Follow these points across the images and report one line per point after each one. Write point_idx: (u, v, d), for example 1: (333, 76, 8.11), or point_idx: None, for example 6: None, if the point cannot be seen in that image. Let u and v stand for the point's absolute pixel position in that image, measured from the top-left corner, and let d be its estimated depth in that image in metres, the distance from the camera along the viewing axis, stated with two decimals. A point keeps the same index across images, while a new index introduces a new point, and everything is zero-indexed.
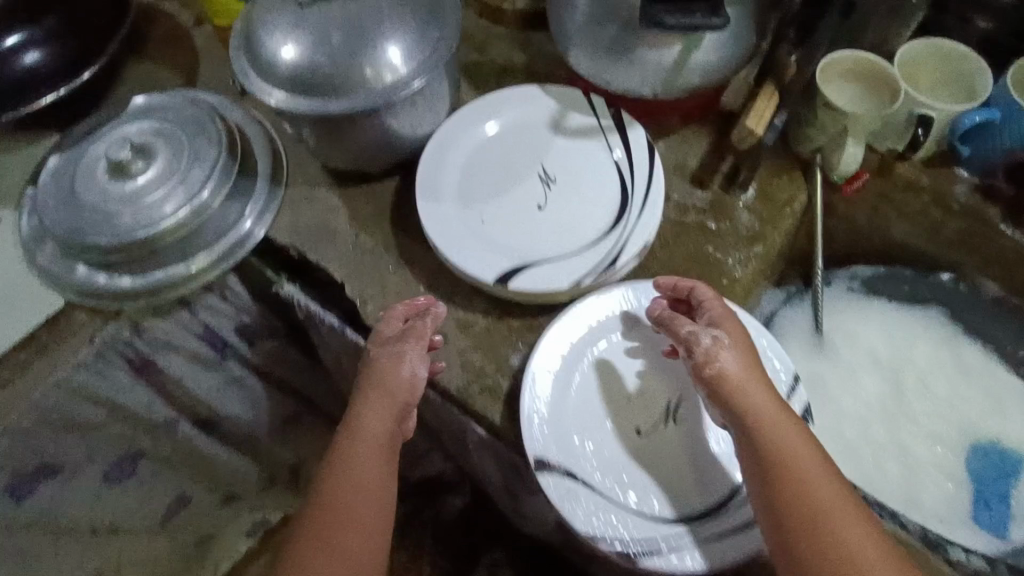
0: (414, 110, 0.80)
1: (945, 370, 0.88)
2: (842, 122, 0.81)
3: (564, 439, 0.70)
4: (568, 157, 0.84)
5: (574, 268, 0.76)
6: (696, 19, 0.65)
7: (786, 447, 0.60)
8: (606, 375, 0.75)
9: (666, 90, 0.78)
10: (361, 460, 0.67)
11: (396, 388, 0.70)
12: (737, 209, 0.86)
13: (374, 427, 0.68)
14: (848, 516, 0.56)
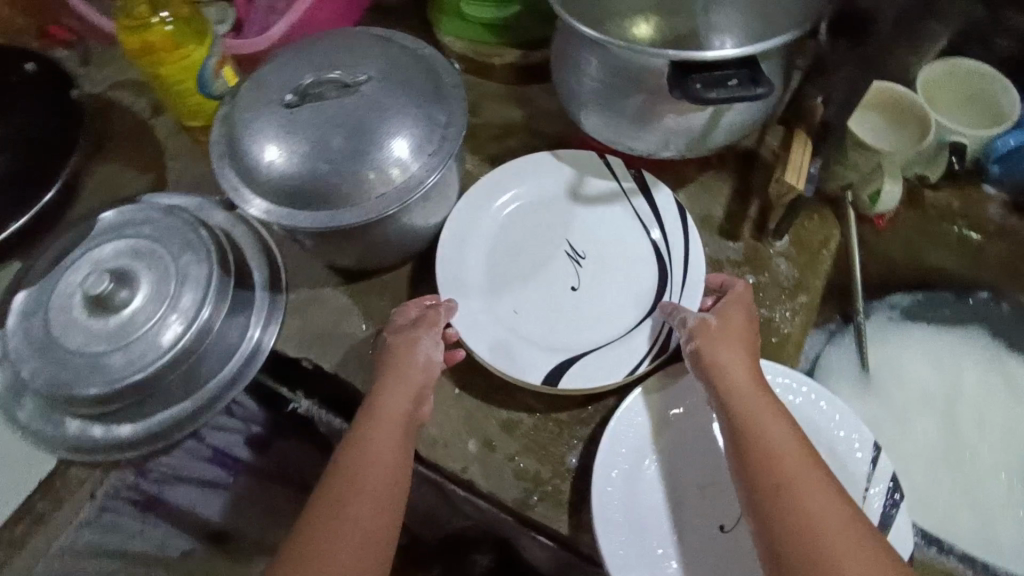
0: (427, 204, 0.73)
1: (998, 392, 0.87)
2: (875, 159, 0.79)
3: (646, 552, 0.65)
4: (594, 229, 0.79)
5: (626, 355, 0.70)
6: (737, 91, 0.60)
7: (764, 420, 0.58)
8: (675, 468, 0.69)
9: (693, 149, 0.74)
10: (379, 435, 0.62)
11: (414, 370, 0.67)
12: (773, 258, 0.81)
13: (388, 409, 0.64)
14: (822, 496, 0.53)
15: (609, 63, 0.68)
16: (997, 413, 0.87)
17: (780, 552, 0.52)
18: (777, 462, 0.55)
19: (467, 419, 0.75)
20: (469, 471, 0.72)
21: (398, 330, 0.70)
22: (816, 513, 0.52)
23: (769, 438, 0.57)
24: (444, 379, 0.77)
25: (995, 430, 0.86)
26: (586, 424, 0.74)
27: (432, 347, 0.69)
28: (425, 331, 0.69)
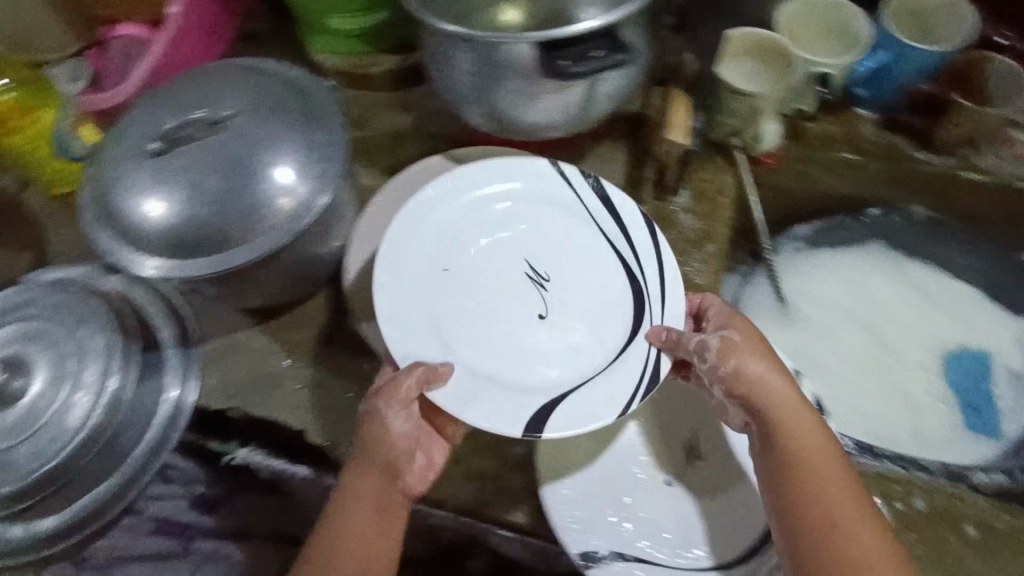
0: (326, 225, 0.71)
1: (901, 296, 0.94)
2: (751, 103, 0.79)
3: (599, 522, 0.66)
4: (554, 246, 0.68)
5: (614, 390, 0.60)
6: (602, 59, 0.63)
7: (799, 443, 0.59)
8: (618, 434, 0.72)
9: (579, 123, 0.75)
10: (351, 515, 0.60)
11: (386, 445, 0.62)
12: (677, 215, 0.84)
13: (369, 482, 0.61)
14: (852, 518, 0.57)
15: (476, 55, 0.67)
16: (905, 314, 0.92)
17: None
18: (815, 487, 0.57)
19: None
20: None
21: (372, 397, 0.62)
22: (848, 537, 0.56)
23: (806, 459, 0.59)
24: None
25: (906, 330, 0.91)
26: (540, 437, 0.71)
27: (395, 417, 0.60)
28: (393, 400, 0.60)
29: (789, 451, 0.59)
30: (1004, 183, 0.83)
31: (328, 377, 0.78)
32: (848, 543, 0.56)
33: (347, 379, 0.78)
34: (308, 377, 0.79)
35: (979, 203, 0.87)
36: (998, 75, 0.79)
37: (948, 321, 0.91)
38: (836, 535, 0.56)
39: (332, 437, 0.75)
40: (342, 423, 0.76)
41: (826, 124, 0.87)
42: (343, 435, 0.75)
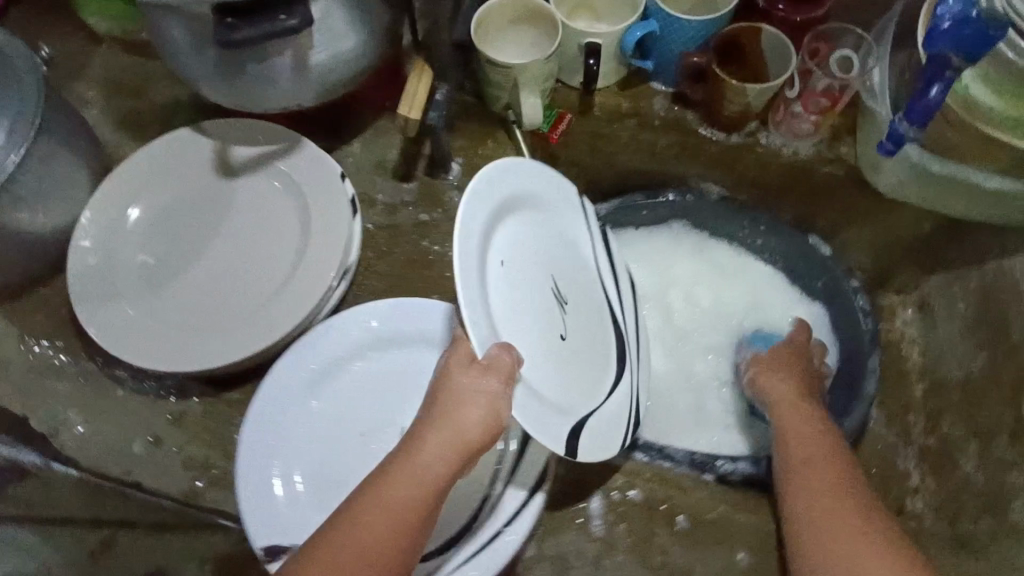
0: (27, 196, 0.68)
1: (703, 277, 0.91)
2: (510, 76, 0.75)
3: (293, 515, 0.64)
4: (560, 274, 0.66)
5: (618, 428, 0.67)
6: (270, 26, 0.57)
7: (805, 432, 0.67)
8: (331, 421, 0.68)
9: (312, 94, 0.70)
10: (391, 496, 0.55)
11: (468, 422, 0.56)
12: (447, 192, 0.81)
13: (429, 461, 0.56)
14: (836, 498, 0.60)
15: (179, 19, 0.61)
16: (702, 298, 0.90)
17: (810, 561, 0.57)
18: (812, 466, 0.63)
19: (137, 419, 0.72)
20: (136, 472, 0.70)
21: (469, 371, 0.56)
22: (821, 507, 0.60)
23: (802, 446, 0.65)
24: (112, 381, 0.74)
25: (702, 315, 0.89)
26: (271, 423, 0.66)
27: (482, 387, 0.55)
28: (495, 382, 0.54)
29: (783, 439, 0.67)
30: (786, 158, 0.80)
31: (61, 360, 0.75)
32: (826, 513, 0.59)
33: (79, 362, 0.75)
34: (39, 360, 0.75)
35: (769, 178, 0.84)
36: (771, 45, 0.75)
37: (747, 301, 0.89)
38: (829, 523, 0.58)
39: (58, 422, 0.72)
40: (70, 408, 0.73)
41: (618, 97, 0.83)
42: (67, 421, 0.72)
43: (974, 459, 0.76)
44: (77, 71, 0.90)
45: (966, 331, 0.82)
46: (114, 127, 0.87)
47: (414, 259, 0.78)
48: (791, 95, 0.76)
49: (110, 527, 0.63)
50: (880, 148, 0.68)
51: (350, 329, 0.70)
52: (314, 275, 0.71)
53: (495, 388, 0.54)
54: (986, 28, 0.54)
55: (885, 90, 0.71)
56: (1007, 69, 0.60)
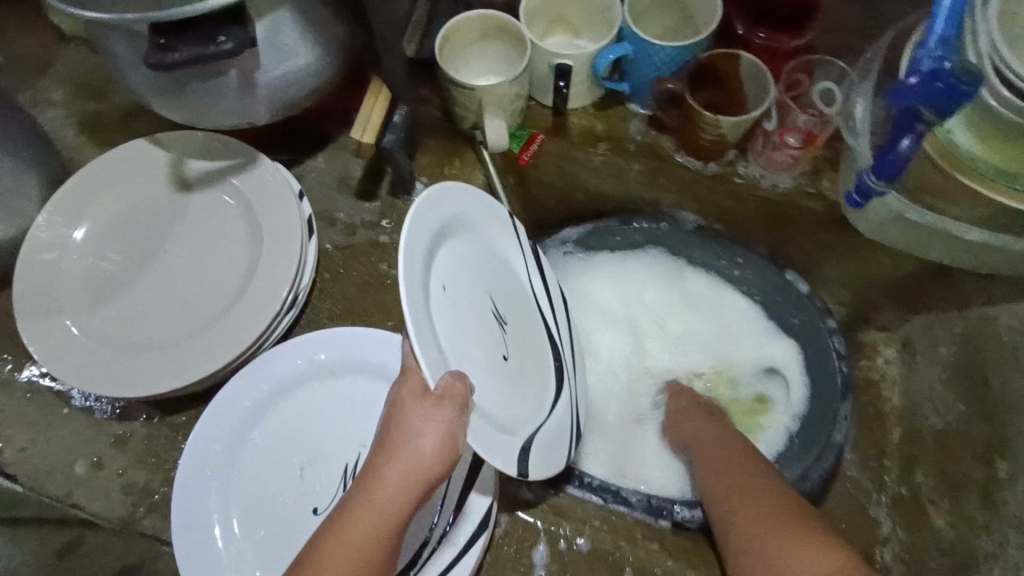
0: None
1: (674, 305, 0.88)
2: (476, 97, 0.73)
3: (226, 548, 0.62)
4: (494, 291, 0.63)
5: (561, 452, 0.64)
6: (204, 48, 0.54)
7: (711, 436, 0.69)
8: (273, 451, 0.66)
9: (262, 111, 0.68)
10: (353, 534, 0.51)
11: (424, 453, 0.52)
12: (410, 213, 0.78)
13: (389, 493, 0.52)
14: (743, 475, 0.61)
15: (120, 34, 0.58)
16: (671, 325, 0.87)
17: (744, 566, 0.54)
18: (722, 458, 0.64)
19: (77, 438, 0.71)
20: (74, 494, 0.68)
21: (423, 402, 0.51)
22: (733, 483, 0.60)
23: (715, 442, 0.68)
24: (56, 398, 0.72)
25: (673, 343, 0.86)
26: (209, 452, 0.64)
27: (432, 422, 0.50)
28: (449, 416, 0.50)
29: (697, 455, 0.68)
30: (763, 191, 0.79)
31: (6, 374, 0.73)
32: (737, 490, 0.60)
33: (23, 376, 0.73)
34: None
35: (745, 208, 0.81)
36: (747, 74, 0.73)
37: (714, 332, 0.87)
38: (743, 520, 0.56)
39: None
40: (10, 423, 0.71)
41: (592, 118, 0.82)
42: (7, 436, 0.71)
43: (945, 514, 0.73)
44: (39, 70, 0.87)
45: (946, 377, 0.78)
46: (72, 129, 0.85)
47: (371, 282, 0.76)
48: (768, 128, 0.75)
49: (77, 527, 0.68)
50: (851, 200, 0.74)
51: (297, 356, 0.68)
52: (259, 296, 0.68)
53: (450, 420, 0.50)
54: (956, 83, 0.56)
55: (866, 128, 0.68)
56: (987, 118, 0.57)
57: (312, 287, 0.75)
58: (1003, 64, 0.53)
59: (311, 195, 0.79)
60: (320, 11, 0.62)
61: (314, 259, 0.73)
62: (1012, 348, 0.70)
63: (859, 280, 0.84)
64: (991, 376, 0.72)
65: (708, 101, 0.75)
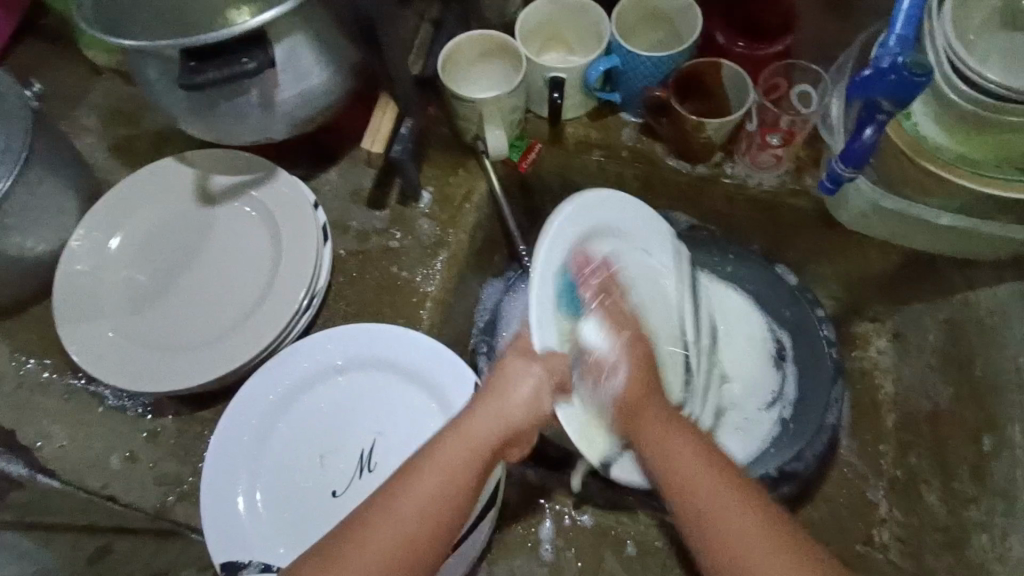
0: (13, 221, 0.72)
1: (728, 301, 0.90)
2: (476, 110, 0.79)
3: (253, 528, 0.66)
4: (651, 312, 0.69)
5: None
6: (228, 70, 0.60)
7: (676, 453, 0.53)
8: (296, 439, 0.70)
9: (278, 128, 0.74)
10: (440, 455, 0.53)
11: (518, 400, 0.57)
12: (419, 219, 0.83)
13: (475, 432, 0.55)
14: (715, 481, 0.51)
15: (154, 59, 0.64)
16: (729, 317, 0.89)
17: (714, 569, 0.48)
18: (676, 459, 0.53)
19: (113, 434, 0.76)
20: (110, 486, 0.73)
21: (526, 361, 0.58)
22: (715, 507, 0.50)
23: (670, 450, 0.54)
24: (93, 398, 0.78)
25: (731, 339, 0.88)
26: (237, 440, 0.69)
27: (531, 375, 0.57)
28: (542, 372, 0.57)
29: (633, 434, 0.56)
30: (752, 190, 0.81)
31: (47, 377, 0.79)
32: (717, 517, 0.49)
33: (63, 378, 0.79)
34: (26, 376, 0.79)
35: (736, 207, 0.86)
36: (730, 80, 0.79)
37: (740, 327, 0.89)
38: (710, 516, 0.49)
39: (41, 435, 0.76)
40: (53, 421, 0.77)
41: (587, 127, 0.85)
42: (50, 434, 0.76)
43: (938, 492, 0.76)
44: (76, 99, 0.95)
45: (935, 362, 0.81)
46: (104, 151, 0.91)
47: (383, 284, 0.80)
48: (750, 130, 0.79)
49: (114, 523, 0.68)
50: (824, 189, 0.73)
51: (317, 353, 0.72)
52: (280, 297, 0.73)
53: (540, 376, 0.57)
54: (908, 76, 0.58)
55: (841, 124, 0.73)
56: (948, 112, 0.62)
57: (328, 290, 0.80)
58: (960, 61, 0.59)
59: (327, 206, 0.84)
60: (334, 34, 0.68)
61: (329, 263, 0.78)
62: (993, 330, 0.74)
63: (847, 272, 0.88)
64: (975, 359, 0.75)
65: (695, 109, 0.80)
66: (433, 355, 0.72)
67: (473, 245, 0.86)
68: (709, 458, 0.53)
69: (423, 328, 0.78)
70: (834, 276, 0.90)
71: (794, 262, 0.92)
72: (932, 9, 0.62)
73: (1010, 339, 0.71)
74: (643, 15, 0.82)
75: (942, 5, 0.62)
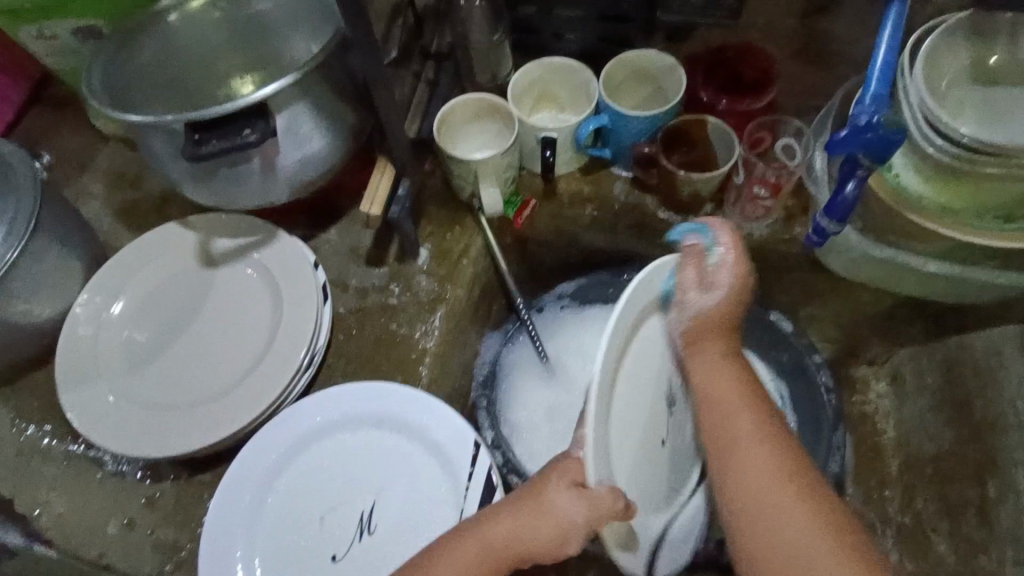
0: (18, 288, 0.74)
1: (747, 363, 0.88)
2: (471, 169, 0.81)
3: None
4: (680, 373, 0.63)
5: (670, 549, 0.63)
6: (231, 141, 0.63)
7: (718, 379, 0.58)
8: (297, 501, 0.70)
9: (278, 194, 0.76)
10: (464, 561, 0.57)
11: (550, 536, 0.55)
12: (417, 275, 0.85)
13: (498, 538, 0.57)
14: (739, 394, 0.58)
15: (159, 133, 0.67)
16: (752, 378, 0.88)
17: (728, 506, 0.54)
18: (722, 398, 0.58)
19: (112, 499, 0.75)
20: (107, 555, 0.72)
21: (574, 496, 0.53)
22: (731, 418, 0.56)
23: (714, 388, 0.58)
24: (91, 463, 0.77)
25: None
26: (235, 503, 0.69)
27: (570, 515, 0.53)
28: (582, 518, 0.52)
29: (694, 372, 0.60)
30: (743, 240, 0.83)
31: (47, 443, 0.79)
32: (737, 439, 0.55)
33: (63, 444, 0.79)
34: (25, 443, 0.79)
35: None
36: (716, 134, 0.81)
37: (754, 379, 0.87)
38: (739, 453, 0.55)
39: (39, 503, 0.76)
40: (53, 488, 0.76)
41: (580, 182, 0.88)
42: (48, 501, 0.76)
43: (947, 539, 0.76)
44: (83, 167, 0.97)
45: (935, 405, 0.81)
46: (110, 217, 0.93)
47: (382, 341, 0.81)
48: (739, 182, 0.81)
49: None
50: (812, 242, 0.74)
51: (316, 416, 0.73)
52: (278, 358, 0.74)
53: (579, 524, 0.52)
54: (886, 134, 0.60)
55: (825, 176, 0.76)
56: (927, 163, 0.65)
57: (328, 348, 0.80)
58: (936, 118, 0.62)
59: (327, 265, 0.86)
60: (333, 101, 0.71)
61: (329, 320, 0.79)
62: (989, 372, 0.78)
63: (842, 317, 0.89)
64: None
65: (682, 161, 0.83)
66: (431, 412, 0.71)
67: (471, 300, 0.88)
68: (739, 374, 0.59)
69: (421, 384, 0.78)
70: (830, 320, 0.91)
71: (788, 307, 0.93)
72: (903, 67, 0.65)
73: (1006, 381, 0.76)
74: (631, 74, 0.85)
75: (912, 63, 0.65)
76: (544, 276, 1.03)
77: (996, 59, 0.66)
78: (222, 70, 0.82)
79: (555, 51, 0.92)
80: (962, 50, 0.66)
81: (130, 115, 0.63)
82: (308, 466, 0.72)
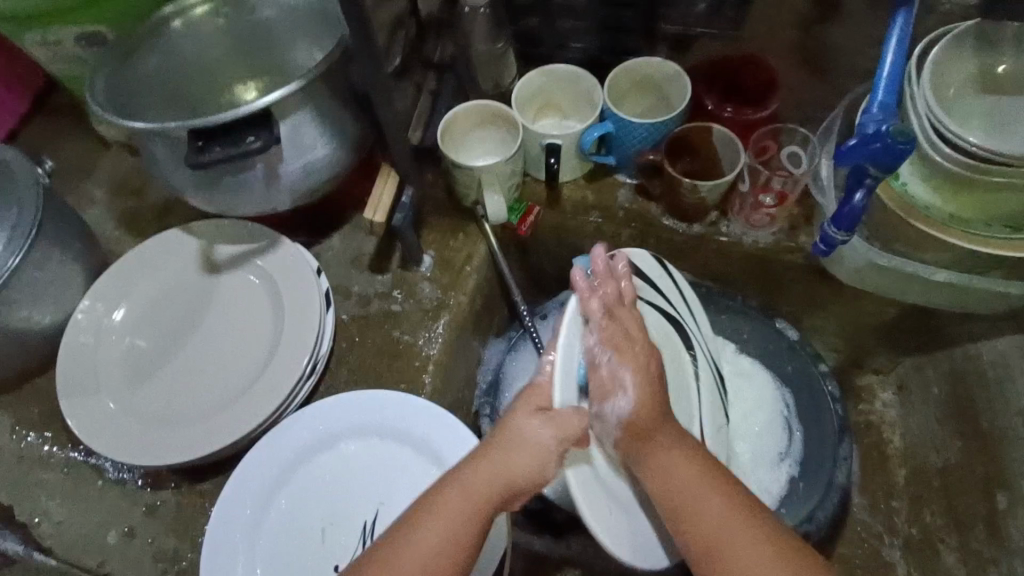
0: (21, 295, 0.74)
1: (752, 371, 0.88)
2: (475, 176, 0.81)
3: None
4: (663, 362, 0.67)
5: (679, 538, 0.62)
6: (235, 148, 0.62)
7: (674, 473, 0.55)
8: (299, 511, 0.69)
9: (280, 202, 0.75)
10: (449, 500, 0.55)
11: (526, 451, 0.56)
12: (420, 282, 0.84)
13: (473, 480, 0.56)
14: (703, 489, 0.54)
15: (162, 140, 0.67)
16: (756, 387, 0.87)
17: None
18: (683, 502, 0.54)
19: (112, 508, 0.75)
20: (108, 564, 0.72)
21: (538, 417, 0.57)
22: (702, 515, 0.53)
23: (671, 488, 0.54)
24: (91, 471, 0.77)
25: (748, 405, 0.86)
26: (237, 513, 0.68)
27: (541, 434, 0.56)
28: (552, 433, 0.56)
29: (648, 478, 0.55)
30: (748, 248, 0.82)
31: (46, 451, 0.78)
32: (718, 545, 0.52)
33: (62, 452, 0.78)
34: (25, 450, 0.78)
35: (733, 263, 0.87)
36: (721, 141, 0.80)
37: (759, 387, 0.87)
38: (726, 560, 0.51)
39: (38, 512, 0.75)
40: (53, 496, 0.76)
41: (584, 190, 0.88)
42: (48, 509, 0.75)
43: (955, 551, 0.75)
44: (85, 173, 0.97)
45: (942, 416, 0.81)
46: (112, 223, 0.93)
47: (385, 349, 0.80)
48: (744, 190, 0.80)
49: None
50: (819, 251, 0.74)
51: (319, 424, 0.72)
52: (281, 366, 0.73)
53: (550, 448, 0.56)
54: (895, 143, 0.59)
55: (831, 185, 0.75)
56: (935, 172, 0.64)
57: (330, 356, 0.80)
58: (944, 127, 0.61)
59: (330, 272, 0.86)
60: (338, 108, 0.70)
61: (332, 328, 0.79)
62: (996, 385, 0.75)
63: (847, 327, 0.89)
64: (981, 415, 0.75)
65: (687, 169, 0.82)
66: (435, 420, 0.71)
67: (475, 307, 0.87)
68: (692, 459, 0.56)
69: (425, 393, 0.78)
70: (833, 330, 0.91)
71: (792, 316, 0.93)
72: (911, 76, 0.65)
73: (1015, 392, 0.73)
74: (635, 82, 0.85)
75: (919, 72, 0.65)
76: (547, 283, 1.02)
77: (1004, 69, 0.66)
78: (225, 79, 0.82)
79: (558, 58, 0.92)
80: (970, 59, 0.66)
81: (133, 123, 0.62)
82: (311, 475, 0.71)
